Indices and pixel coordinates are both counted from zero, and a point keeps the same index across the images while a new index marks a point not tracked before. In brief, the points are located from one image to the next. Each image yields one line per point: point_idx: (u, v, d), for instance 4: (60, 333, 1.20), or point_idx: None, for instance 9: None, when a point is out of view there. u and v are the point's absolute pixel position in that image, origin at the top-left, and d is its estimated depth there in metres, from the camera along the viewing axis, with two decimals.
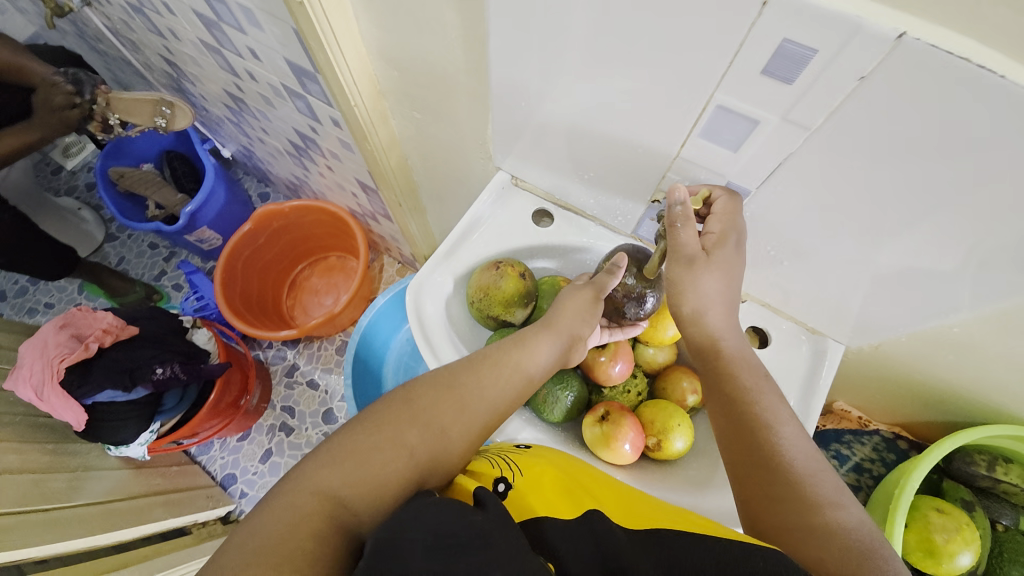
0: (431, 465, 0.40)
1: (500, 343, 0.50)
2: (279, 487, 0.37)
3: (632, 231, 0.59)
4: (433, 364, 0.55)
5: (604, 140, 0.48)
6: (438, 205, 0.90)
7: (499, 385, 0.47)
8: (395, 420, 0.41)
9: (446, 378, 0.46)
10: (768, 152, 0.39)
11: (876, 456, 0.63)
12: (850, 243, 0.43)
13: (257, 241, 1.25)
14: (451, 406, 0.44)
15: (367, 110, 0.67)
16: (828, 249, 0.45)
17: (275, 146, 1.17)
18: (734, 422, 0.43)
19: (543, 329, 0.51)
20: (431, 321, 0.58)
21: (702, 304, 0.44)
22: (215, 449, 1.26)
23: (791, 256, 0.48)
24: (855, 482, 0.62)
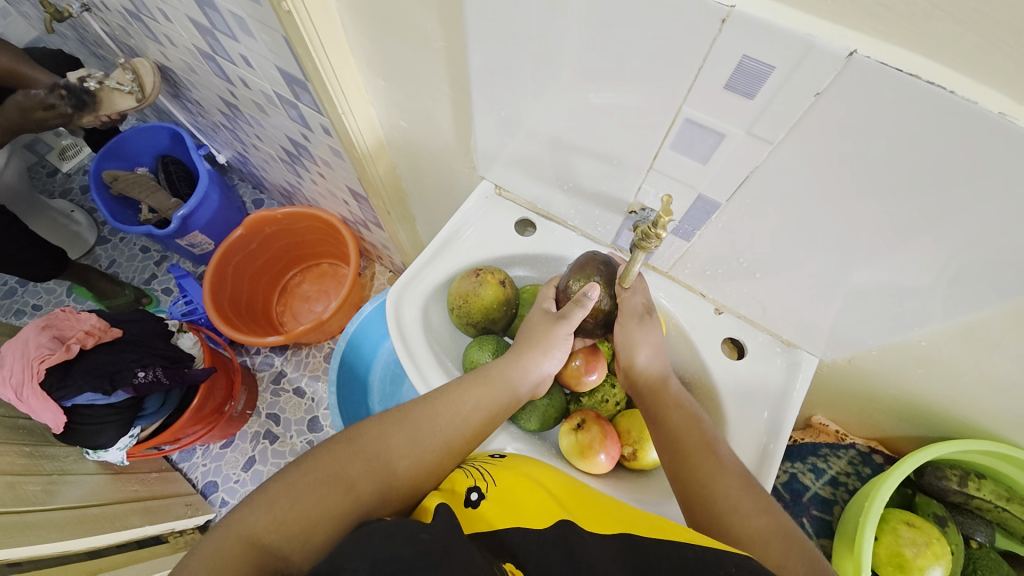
0: (375, 501, 0.40)
1: (461, 379, 0.51)
2: (202, 536, 0.36)
3: (612, 242, 0.60)
4: (410, 370, 0.56)
5: (581, 151, 0.49)
6: (426, 214, 0.91)
7: (453, 419, 0.47)
8: (340, 456, 0.41)
9: (399, 414, 0.46)
10: (735, 165, 0.40)
11: (851, 470, 0.63)
12: (819, 256, 0.44)
13: (248, 246, 1.26)
14: (402, 439, 0.44)
15: (355, 118, 0.68)
16: (799, 262, 0.46)
17: (268, 152, 1.18)
18: (672, 445, 0.47)
19: (506, 363, 0.52)
20: (411, 327, 0.58)
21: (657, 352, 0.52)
22: (197, 456, 1.25)
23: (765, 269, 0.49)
24: (831, 496, 0.62)
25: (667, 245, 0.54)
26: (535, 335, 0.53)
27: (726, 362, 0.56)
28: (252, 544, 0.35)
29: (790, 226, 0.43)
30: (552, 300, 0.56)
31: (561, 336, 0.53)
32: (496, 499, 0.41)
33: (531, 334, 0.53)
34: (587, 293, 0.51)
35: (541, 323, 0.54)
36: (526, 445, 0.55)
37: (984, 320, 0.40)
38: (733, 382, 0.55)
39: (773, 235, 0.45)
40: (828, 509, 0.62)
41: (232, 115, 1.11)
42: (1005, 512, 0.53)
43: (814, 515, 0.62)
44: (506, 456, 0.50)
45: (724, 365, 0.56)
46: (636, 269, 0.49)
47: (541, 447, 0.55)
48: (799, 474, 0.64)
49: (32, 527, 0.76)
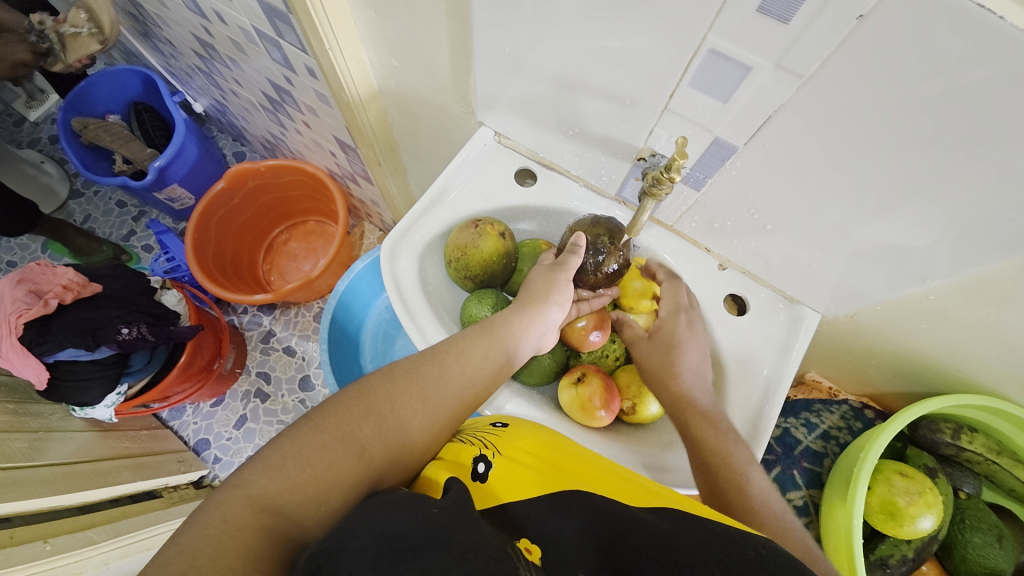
0: (386, 459, 0.39)
1: (470, 333, 0.49)
2: (208, 501, 0.33)
3: (617, 194, 0.57)
4: (406, 323, 0.54)
5: (590, 91, 0.46)
6: (419, 166, 0.87)
7: (462, 374, 0.46)
8: (348, 416, 0.39)
9: (409, 369, 0.44)
10: (757, 105, 0.37)
11: (843, 424, 0.64)
12: (833, 209, 0.42)
13: (232, 200, 1.20)
14: (413, 397, 0.43)
15: (343, 56, 0.63)
16: (812, 215, 0.44)
17: (249, 99, 1.11)
18: (707, 465, 0.44)
19: (515, 316, 0.50)
20: (406, 280, 0.56)
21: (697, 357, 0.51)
22: (188, 414, 1.24)
23: (777, 222, 0.47)
24: (822, 449, 0.63)
25: (676, 195, 0.52)
26: (535, 287, 0.52)
27: (728, 317, 0.55)
28: (265, 509, 0.33)
29: (807, 175, 0.41)
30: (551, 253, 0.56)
31: (562, 283, 0.52)
32: (504, 469, 0.41)
33: (533, 284, 0.53)
34: (577, 243, 0.52)
35: (546, 274, 0.53)
36: (525, 398, 0.54)
37: (996, 274, 0.40)
38: (732, 338, 0.54)
39: (790, 184, 0.43)
40: (819, 461, 0.63)
41: (207, 56, 1.04)
42: (993, 464, 0.55)
43: (804, 467, 0.63)
44: (508, 425, 0.49)
45: (725, 322, 0.55)
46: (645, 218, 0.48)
47: (541, 401, 0.55)
48: (791, 429, 0.65)
49: (21, 483, 0.75)
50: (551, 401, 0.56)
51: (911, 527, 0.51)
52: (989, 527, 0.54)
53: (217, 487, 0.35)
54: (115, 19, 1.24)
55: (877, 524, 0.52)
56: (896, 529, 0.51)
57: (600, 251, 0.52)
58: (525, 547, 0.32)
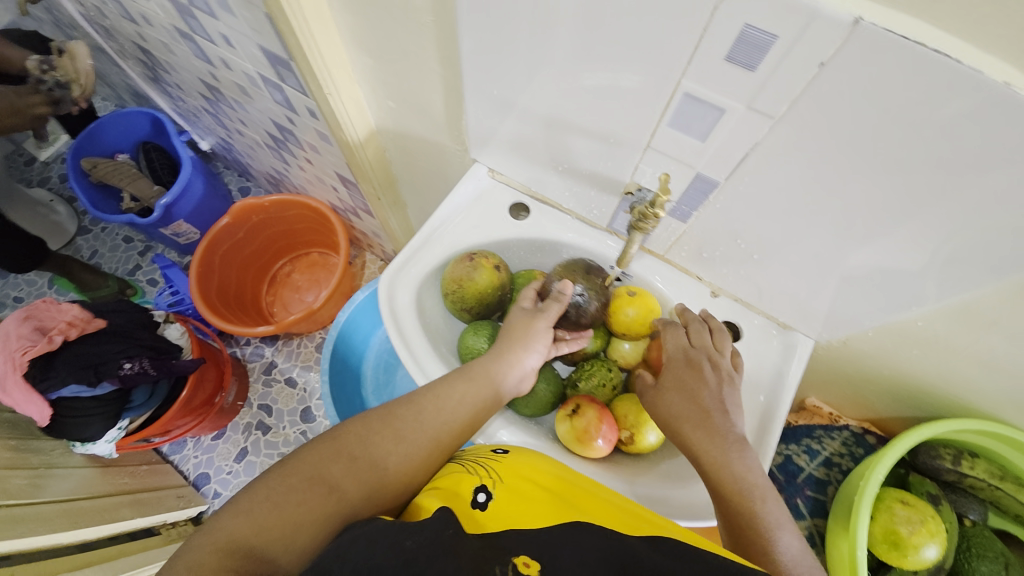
0: (358, 499, 0.40)
1: (445, 375, 0.50)
2: (183, 548, 0.35)
3: (608, 225, 0.59)
4: (403, 355, 0.54)
5: (576, 129, 0.48)
6: (418, 200, 0.89)
7: (437, 414, 0.47)
8: (321, 459, 0.41)
9: (384, 413, 0.46)
10: (734, 141, 0.38)
11: (845, 450, 0.64)
12: (818, 239, 0.43)
13: (236, 234, 1.23)
14: (385, 437, 0.44)
15: (342, 101, 0.65)
16: (797, 245, 0.45)
17: (253, 138, 1.14)
18: (733, 523, 0.41)
19: (489, 356, 0.51)
20: (403, 314, 0.57)
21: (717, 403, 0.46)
22: (189, 448, 1.23)
23: (763, 250, 0.48)
24: (825, 476, 0.63)
25: (665, 227, 0.53)
26: (513, 333, 0.53)
27: None
28: (231, 551, 0.34)
29: (787, 205, 0.42)
30: (533, 298, 0.56)
31: (534, 321, 0.53)
32: (504, 500, 0.40)
33: (513, 329, 0.53)
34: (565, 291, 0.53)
35: (520, 316, 0.54)
36: (523, 429, 0.54)
37: (983, 299, 0.40)
38: None
39: (773, 214, 0.44)
40: (823, 489, 0.63)
41: (214, 99, 1.08)
42: (997, 490, 0.54)
43: (808, 496, 0.62)
44: (509, 452, 0.48)
45: None
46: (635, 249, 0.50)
47: (537, 432, 0.55)
48: (794, 456, 0.65)
49: (21, 520, 0.74)
50: (548, 432, 0.56)
51: (916, 558, 0.50)
52: (996, 556, 0.53)
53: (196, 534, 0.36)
54: (126, 64, 1.29)
55: (882, 555, 0.51)
56: (901, 560, 0.50)
57: (582, 298, 0.54)
58: (523, 562, 0.33)
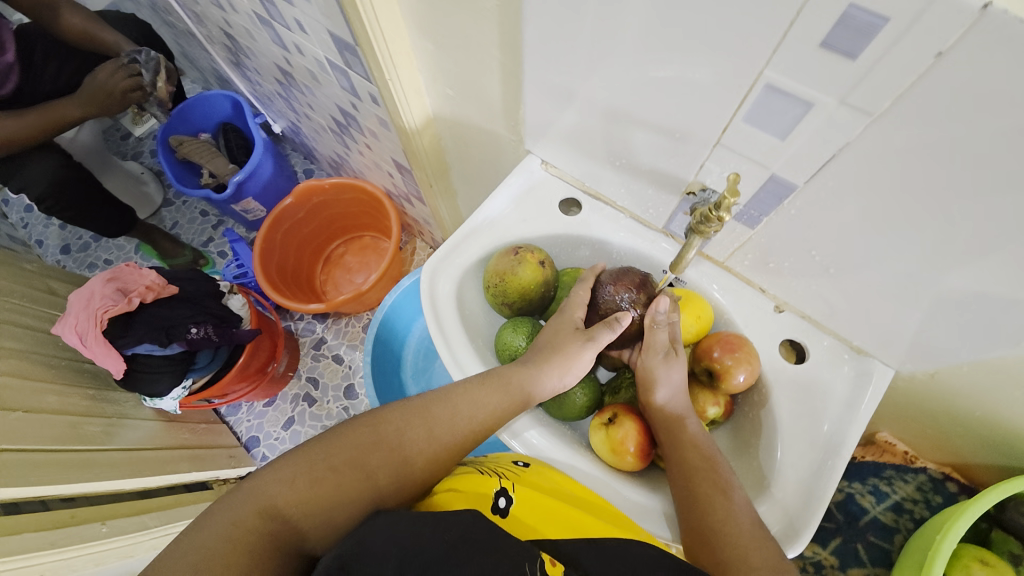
0: (389, 487, 0.42)
1: (488, 373, 0.48)
2: (227, 498, 0.38)
3: (664, 226, 0.55)
4: (440, 344, 0.54)
5: (637, 123, 0.45)
6: (470, 189, 0.88)
7: (477, 417, 0.46)
8: (360, 446, 0.42)
9: (423, 407, 0.46)
10: (820, 138, 0.34)
11: (920, 497, 0.57)
12: (908, 256, 0.38)
13: (297, 214, 1.29)
14: (424, 433, 0.44)
15: (402, 87, 0.66)
16: (882, 262, 0.40)
17: (319, 122, 1.19)
18: (697, 509, 0.42)
19: (539, 361, 0.49)
20: (444, 306, 0.56)
21: (671, 397, 0.48)
22: (242, 411, 1.31)
23: (842, 263, 0.43)
24: (892, 524, 0.57)
25: (728, 232, 0.49)
26: (556, 347, 0.49)
27: (782, 365, 0.51)
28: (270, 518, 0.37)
29: (874, 214, 0.37)
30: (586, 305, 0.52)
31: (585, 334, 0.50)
32: (527, 505, 0.41)
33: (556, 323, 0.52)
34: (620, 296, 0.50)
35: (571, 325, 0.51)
36: (558, 434, 0.51)
37: None
38: (790, 386, 0.50)
39: (858, 226, 0.39)
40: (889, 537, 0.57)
41: (287, 84, 1.13)
42: None
43: (869, 542, 0.58)
44: (530, 464, 0.47)
45: (781, 371, 0.51)
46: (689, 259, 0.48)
47: (573, 438, 0.53)
48: (857, 496, 0.59)
49: (89, 465, 0.82)
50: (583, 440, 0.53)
51: None
52: None
53: (240, 486, 0.39)
54: (212, 49, 1.38)
55: None
56: None
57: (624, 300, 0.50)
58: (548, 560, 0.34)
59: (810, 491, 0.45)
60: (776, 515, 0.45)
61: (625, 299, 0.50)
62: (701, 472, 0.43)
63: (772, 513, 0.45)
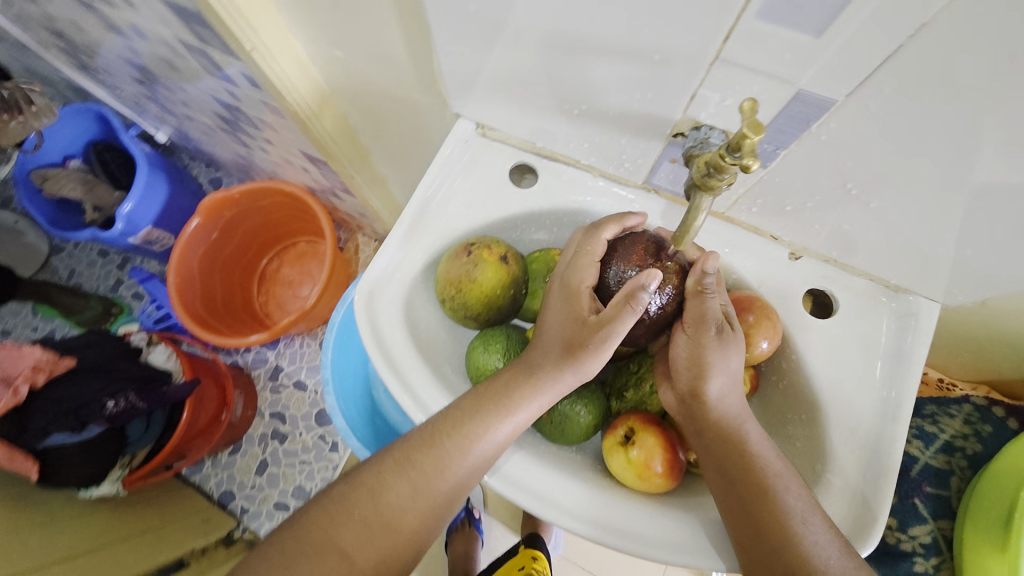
0: (373, 562, 0.35)
1: (471, 396, 0.39)
2: None
3: (645, 181, 0.43)
4: (396, 384, 0.43)
5: (596, 54, 0.32)
6: (399, 170, 0.71)
7: (465, 459, 0.37)
8: (338, 517, 0.36)
9: (404, 459, 0.38)
10: (875, 26, 0.23)
11: (968, 430, 0.51)
12: (987, 174, 0.28)
13: (209, 236, 1.10)
14: (404, 490, 0.37)
15: (273, 58, 0.50)
16: (945, 186, 0.30)
17: (203, 122, 0.98)
18: (755, 538, 0.34)
19: (519, 385, 0.39)
20: (394, 342, 0.44)
21: (726, 385, 0.38)
22: (207, 466, 1.15)
23: (888, 195, 0.33)
24: (946, 466, 0.50)
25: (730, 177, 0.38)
26: (548, 342, 0.39)
27: (812, 323, 0.42)
28: None
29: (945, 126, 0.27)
30: (591, 305, 0.38)
31: (592, 348, 0.38)
32: None
33: (549, 311, 0.41)
34: (645, 283, 0.36)
35: (573, 338, 0.38)
36: (568, 469, 0.41)
37: None
38: (826, 347, 0.42)
39: (920, 145, 0.28)
40: (945, 484, 0.50)
41: (150, 83, 0.92)
42: None
43: (928, 493, 0.50)
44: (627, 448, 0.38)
45: (813, 332, 0.42)
46: (698, 227, 0.32)
47: (584, 465, 0.43)
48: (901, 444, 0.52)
49: None
50: (597, 463, 0.44)
51: None
52: None
53: None
54: (48, 55, 1.12)
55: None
56: None
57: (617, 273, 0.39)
58: None
59: (874, 468, 0.38)
60: (840, 504, 0.38)
61: (629, 266, 0.38)
62: (764, 507, 0.35)
63: (835, 506, 0.38)
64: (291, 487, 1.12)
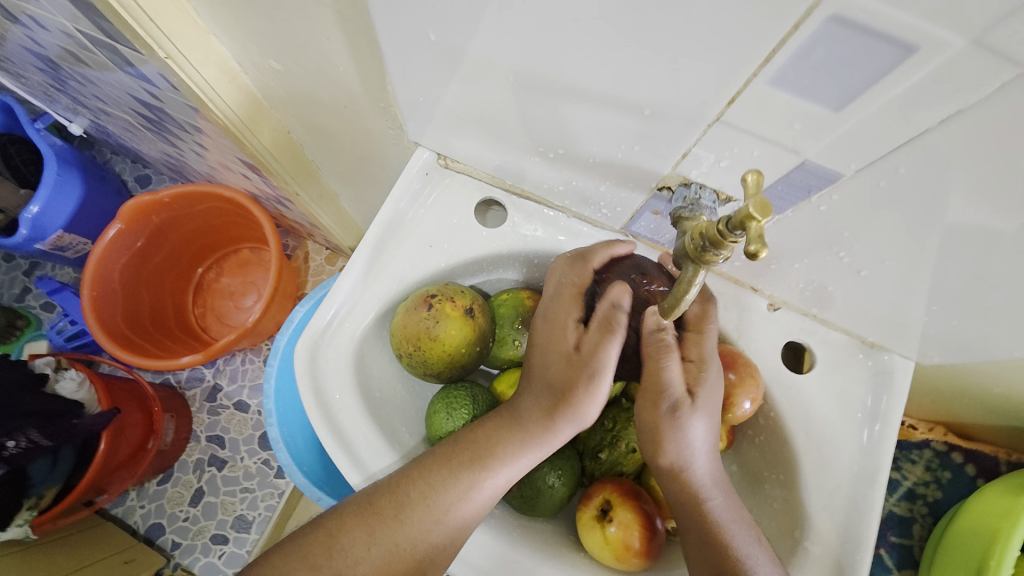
0: None
1: (447, 444, 0.35)
2: None
3: (623, 227, 0.40)
4: (334, 447, 0.37)
5: (581, 101, 0.28)
6: (355, 188, 0.64)
7: (434, 513, 0.33)
8: (293, 564, 0.31)
9: (368, 505, 0.33)
10: (901, 105, 0.20)
11: (930, 477, 0.54)
12: (999, 262, 0.26)
13: (134, 244, 0.97)
14: (365, 540, 0.32)
15: (193, 64, 0.43)
16: (948, 267, 0.29)
17: (122, 118, 0.86)
18: None
19: (501, 438, 0.35)
20: (343, 408, 0.38)
21: (684, 457, 0.35)
22: (132, 497, 0.97)
23: (881, 265, 0.31)
24: (908, 513, 0.54)
25: None
26: (533, 395, 0.35)
27: (792, 379, 0.41)
28: None
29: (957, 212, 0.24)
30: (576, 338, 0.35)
31: (584, 397, 0.34)
32: None
33: (535, 341, 0.37)
34: (618, 302, 0.35)
35: (556, 381, 0.35)
36: (539, 547, 0.38)
37: None
38: (804, 404, 0.40)
39: (931, 223, 0.26)
40: (908, 531, 0.53)
41: (58, 75, 0.80)
42: None
43: (893, 543, 0.53)
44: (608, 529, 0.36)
45: (793, 388, 0.40)
46: (687, 301, 0.29)
47: (556, 539, 0.39)
48: None
49: None
50: (570, 534, 0.41)
51: None
52: None
53: None
54: None
55: None
56: None
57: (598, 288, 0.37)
58: None
59: (849, 534, 0.37)
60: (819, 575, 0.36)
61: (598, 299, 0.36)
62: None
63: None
64: (230, 518, 0.95)
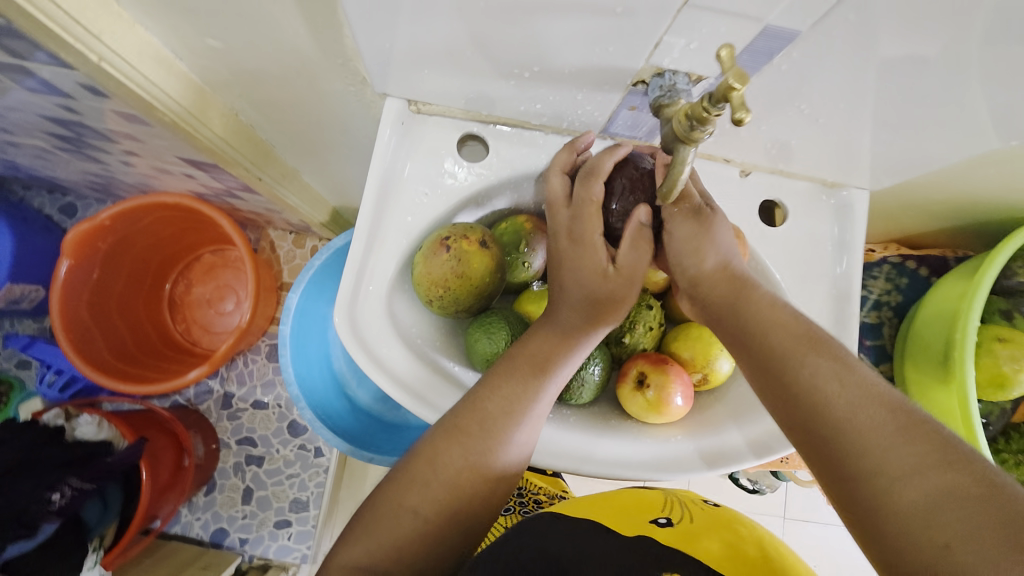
0: (442, 516, 0.36)
1: (507, 361, 0.39)
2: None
3: (601, 130, 0.42)
4: (399, 393, 0.41)
5: (555, 14, 0.29)
6: (315, 157, 0.62)
7: (510, 418, 0.38)
8: (406, 481, 0.37)
9: (454, 426, 0.37)
10: None
11: (890, 286, 0.62)
12: (934, 82, 0.31)
13: (91, 275, 0.92)
14: (458, 451, 0.37)
15: (126, 61, 0.40)
16: (894, 96, 0.33)
17: (29, 144, 0.78)
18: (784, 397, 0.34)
19: (554, 347, 0.39)
20: (392, 358, 0.41)
21: (722, 252, 0.39)
22: (185, 514, 1.00)
23: (836, 110, 0.35)
24: (878, 320, 0.62)
25: None
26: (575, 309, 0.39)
27: (771, 231, 0.46)
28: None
29: (897, 45, 0.28)
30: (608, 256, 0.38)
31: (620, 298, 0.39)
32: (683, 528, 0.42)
33: (557, 258, 0.40)
34: (640, 219, 0.38)
35: (596, 293, 0.38)
36: (592, 427, 0.44)
37: None
38: (785, 251, 0.46)
39: (878, 59, 0.30)
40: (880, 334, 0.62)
41: None
42: None
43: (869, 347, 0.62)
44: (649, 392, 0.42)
45: (773, 240, 0.46)
46: (682, 181, 0.32)
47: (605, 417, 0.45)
48: None
49: None
50: (615, 409, 0.47)
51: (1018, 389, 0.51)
52: None
53: None
54: None
55: (985, 397, 0.52)
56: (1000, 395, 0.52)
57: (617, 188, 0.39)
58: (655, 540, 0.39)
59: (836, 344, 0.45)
60: None
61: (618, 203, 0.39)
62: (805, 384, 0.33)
63: None
64: (286, 503, 1.01)
